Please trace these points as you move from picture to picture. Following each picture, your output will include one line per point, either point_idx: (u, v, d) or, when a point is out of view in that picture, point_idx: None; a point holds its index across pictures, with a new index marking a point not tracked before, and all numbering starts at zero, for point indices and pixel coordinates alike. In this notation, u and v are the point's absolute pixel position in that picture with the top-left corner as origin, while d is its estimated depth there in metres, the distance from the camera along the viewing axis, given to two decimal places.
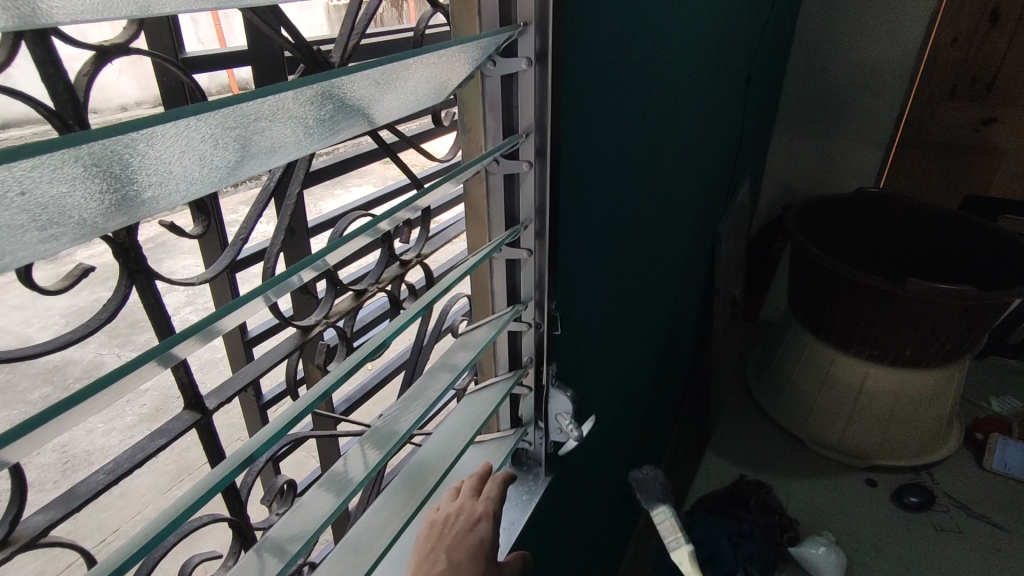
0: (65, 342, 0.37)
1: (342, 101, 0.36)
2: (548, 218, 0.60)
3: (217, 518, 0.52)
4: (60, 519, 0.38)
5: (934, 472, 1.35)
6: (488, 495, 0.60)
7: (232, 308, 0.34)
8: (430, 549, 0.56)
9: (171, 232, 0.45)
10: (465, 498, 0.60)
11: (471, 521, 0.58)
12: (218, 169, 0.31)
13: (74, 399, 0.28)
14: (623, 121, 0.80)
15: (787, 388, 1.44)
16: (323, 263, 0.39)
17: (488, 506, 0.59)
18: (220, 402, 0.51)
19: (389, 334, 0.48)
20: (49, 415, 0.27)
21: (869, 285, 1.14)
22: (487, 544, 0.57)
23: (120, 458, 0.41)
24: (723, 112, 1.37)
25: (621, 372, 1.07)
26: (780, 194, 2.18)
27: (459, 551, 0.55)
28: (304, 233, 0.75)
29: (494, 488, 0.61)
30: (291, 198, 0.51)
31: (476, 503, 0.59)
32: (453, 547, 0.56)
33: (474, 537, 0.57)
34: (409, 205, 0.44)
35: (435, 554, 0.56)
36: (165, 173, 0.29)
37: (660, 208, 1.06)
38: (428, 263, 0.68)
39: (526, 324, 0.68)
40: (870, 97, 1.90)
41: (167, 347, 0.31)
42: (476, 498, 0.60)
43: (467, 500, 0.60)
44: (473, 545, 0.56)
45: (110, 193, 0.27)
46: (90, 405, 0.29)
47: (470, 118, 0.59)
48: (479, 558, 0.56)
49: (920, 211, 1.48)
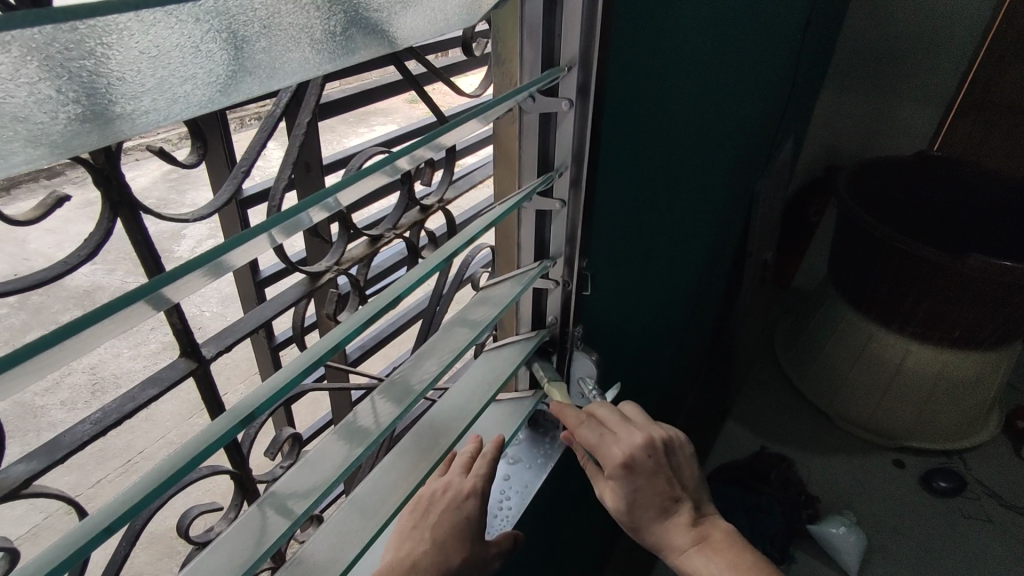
0: (42, 280, 0.32)
1: (355, 9, 0.30)
2: (586, 165, 0.54)
3: (217, 471, 0.49)
4: (41, 471, 0.35)
5: (967, 458, 1.32)
6: (477, 469, 0.57)
7: (237, 243, 0.29)
8: (412, 526, 0.55)
9: (161, 158, 0.39)
10: (455, 473, 0.57)
11: (458, 499, 0.55)
12: (207, 85, 0.26)
13: (45, 342, 0.24)
14: (671, 68, 0.72)
15: (819, 360, 1.39)
16: (336, 202, 0.34)
17: (477, 482, 0.57)
18: (219, 348, 0.46)
19: (406, 288, 0.43)
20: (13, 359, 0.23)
21: (925, 258, 1.06)
22: (473, 522, 0.55)
23: (108, 408, 0.38)
24: (775, 61, 1.25)
25: (648, 334, 1.02)
26: (823, 153, 2.04)
27: (442, 531, 0.54)
28: (319, 170, 0.69)
29: (484, 461, 0.58)
30: (300, 128, 0.45)
31: (464, 479, 0.57)
32: (437, 525, 0.54)
33: (461, 515, 0.55)
34: (430, 140, 0.38)
35: (419, 530, 0.54)
36: (139, 85, 0.24)
37: (700, 164, 0.98)
38: (450, 209, 0.62)
39: (553, 282, 0.63)
40: (935, 50, 1.73)
41: (156, 288, 0.27)
42: (465, 476, 0.57)
43: (455, 475, 0.57)
44: (459, 522, 0.54)
45: (67, 104, 0.22)
46: (72, 348, 0.26)
47: (506, 49, 0.53)
48: (463, 535, 0.54)
49: (983, 178, 1.37)
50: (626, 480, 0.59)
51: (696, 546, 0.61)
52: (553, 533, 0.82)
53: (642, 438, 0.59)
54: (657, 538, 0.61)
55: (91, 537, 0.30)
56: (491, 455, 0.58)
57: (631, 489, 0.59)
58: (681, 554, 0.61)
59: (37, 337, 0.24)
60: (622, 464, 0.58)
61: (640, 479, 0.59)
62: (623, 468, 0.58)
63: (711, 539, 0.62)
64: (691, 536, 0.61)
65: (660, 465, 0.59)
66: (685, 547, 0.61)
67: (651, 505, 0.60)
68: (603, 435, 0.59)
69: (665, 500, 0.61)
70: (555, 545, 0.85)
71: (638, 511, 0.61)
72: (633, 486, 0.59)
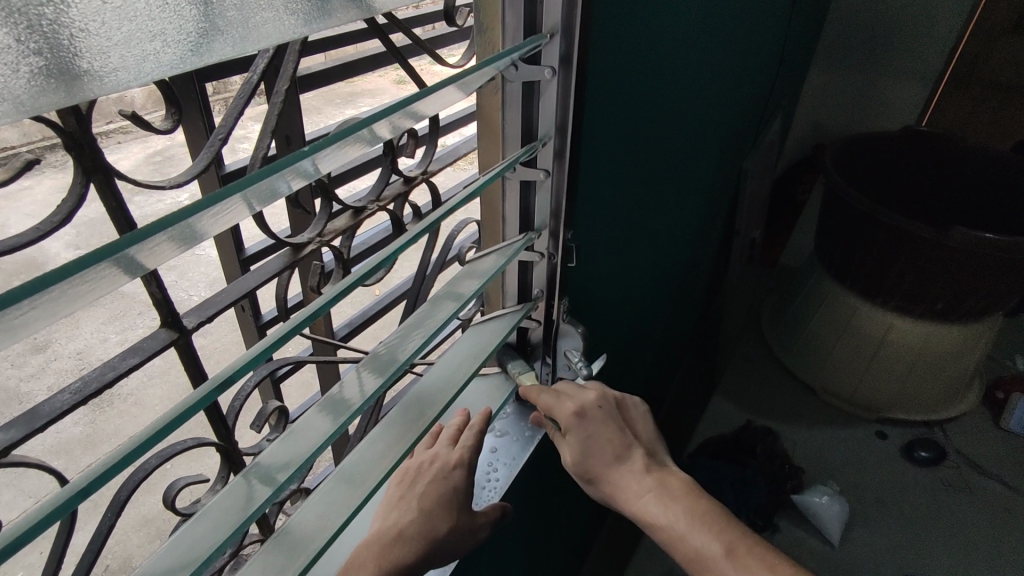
0: (14, 246, 0.32)
1: None
2: (569, 134, 0.54)
3: (202, 443, 0.49)
4: (21, 440, 0.35)
5: (948, 429, 1.34)
6: (464, 441, 0.58)
7: (209, 203, 0.29)
8: (400, 495, 0.56)
9: (135, 124, 0.38)
10: (441, 445, 0.58)
11: (446, 469, 0.56)
12: (176, 42, 0.25)
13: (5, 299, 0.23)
14: (657, 39, 0.71)
15: (804, 336, 1.41)
16: (313, 169, 0.34)
17: (463, 453, 0.57)
18: (202, 320, 0.46)
19: (387, 256, 0.42)
20: None
21: (909, 232, 1.07)
22: (461, 491, 0.56)
23: (88, 377, 0.38)
24: (763, 36, 1.25)
25: (635, 308, 1.03)
26: (810, 132, 2.04)
27: (431, 500, 0.55)
28: (301, 143, 0.68)
29: (469, 433, 0.59)
30: (278, 95, 0.45)
31: (451, 451, 0.57)
32: (425, 494, 0.55)
33: (448, 485, 0.56)
34: (410, 103, 0.38)
35: (407, 500, 0.55)
36: (104, 37, 0.24)
37: (687, 139, 0.98)
38: (434, 181, 0.62)
39: (539, 254, 0.63)
40: (924, 26, 1.72)
41: (126, 245, 0.26)
42: (451, 448, 0.58)
43: (441, 448, 0.58)
44: (446, 491, 0.55)
45: (30, 55, 0.22)
46: (35, 305, 0.25)
47: (488, 18, 0.52)
48: (450, 505, 0.55)
49: (967, 153, 1.38)
50: (579, 429, 0.62)
51: (652, 491, 0.61)
52: (541, 505, 0.83)
53: (591, 393, 0.64)
54: (614, 487, 0.62)
55: (65, 498, 0.29)
56: (478, 427, 0.59)
57: (585, 436, 0.62)
58: (637, 501, 0.60)
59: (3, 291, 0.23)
60: (574, 412, 0.61)
61: (592, 426, 0.62)
62: (575, 416, 0.61)
63: (669, 486, 0.61)
64: (646, 483, 0.61)
65: (610, 414, 0.64)
66: (641, 491, 0.61)
67: (606, 452, 0.62)
68: (556, 392, 0.63)
69: (619, 448, 0.62)
70: (544, 517, 0.86)
71: (595, 464, 0.62)
72: (585, 433, 0.61)
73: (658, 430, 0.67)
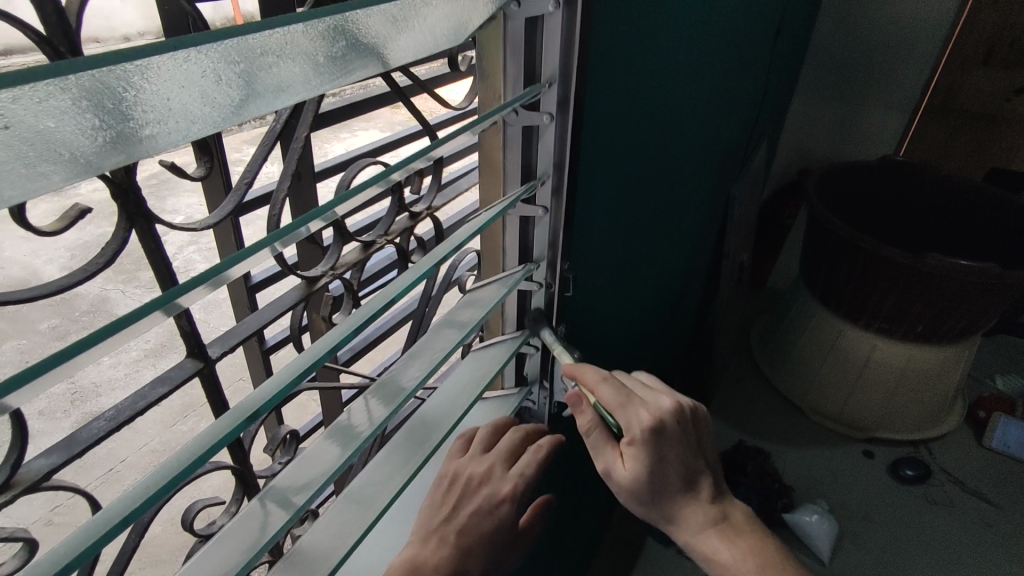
0: (64, 286, 0.35)
1: (354, 37, 0.33)
2: (566, 173, 0.57)
3: (220, 466, 0.51)
4: (61, 465, 0.38)
5: (932, 447, 1.38)
6: (523, 470, 0.59)
7: (239, 259, 0.32)
8: (444, 518, 0.58)
9: (172, 171, 0.42)
10: (500, 468, 0.60)
11: (494, 502, 0.58)
12: (222, 108, 0.29)
13: (61, 357, 0.26)
14: (646, 81, 0.76)
15: (793, 357, 1.45)
16: (332, 214, 0.37)
17: (517, 485, 0.59)
18: (223, 350, 0.49)
19: (398, 292, 0.45)
20: (47, 365, 0.26)
21: (889, 257, 1.11)
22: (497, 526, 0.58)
23: (122, 405, 0.40)
24: (748, 70, 1.30)
25: (627, 332, 1.06)
26: (795, 159, 2.10)
27: (469, 536, 0.57)
28: (310, 178, 0.71)
29: (531, 465, 0.60)
30: (299, 141, 0.48)
31: (505, 481, 0.59)
32: (464, 529, 0.57)
33: (491, 522, 0.58)
34: (422, 155, 0.41)
35: (448, 527, 0.57)
36: (164, 110, 0.27)
37: (675, 172, 1.02)
38: (438, 216, 0.65)
39: (537, 283, 0.66)
40: (901, 59, 1.80)
41: (174, 298, 0.29)
42: (507, 473, 0.59)
43: (497, 477, 0.59)
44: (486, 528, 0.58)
45: (105, 129, 0.25)
46: (81, 361, 0.28)
47: (490, 65, 0.56)
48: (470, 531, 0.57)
49: (942, 181, 1.44)
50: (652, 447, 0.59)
51: (714, 526, 0.63)
52: (538, 528, 0.85)
53: (668, 405, 0.61)
54: (676, 513, 0.62)
55: (102, 534, 0.33)
56: (526, 472, 0.59)
57: (656, 456, 0.59)
58: (698, 533, 0.63)
59: (55, 351, 0.26)
60: (651, 429, 0.58)
61: (665, 446, 0.59)
62: (651, 433, 0.58)
63: (730, 520, 0.64)
64: (710, 515, 0.63)
65: (685, 433, 0.61)
66: (703, 525, 0.63)
67: (675, 478, 0.61)
68: (631, 402, 0.59)
69: (689, 475, 0.62)
70: (541, 537, 0.88)
71: (659, 485, 0.60)
72: (659, 454, 0.59)
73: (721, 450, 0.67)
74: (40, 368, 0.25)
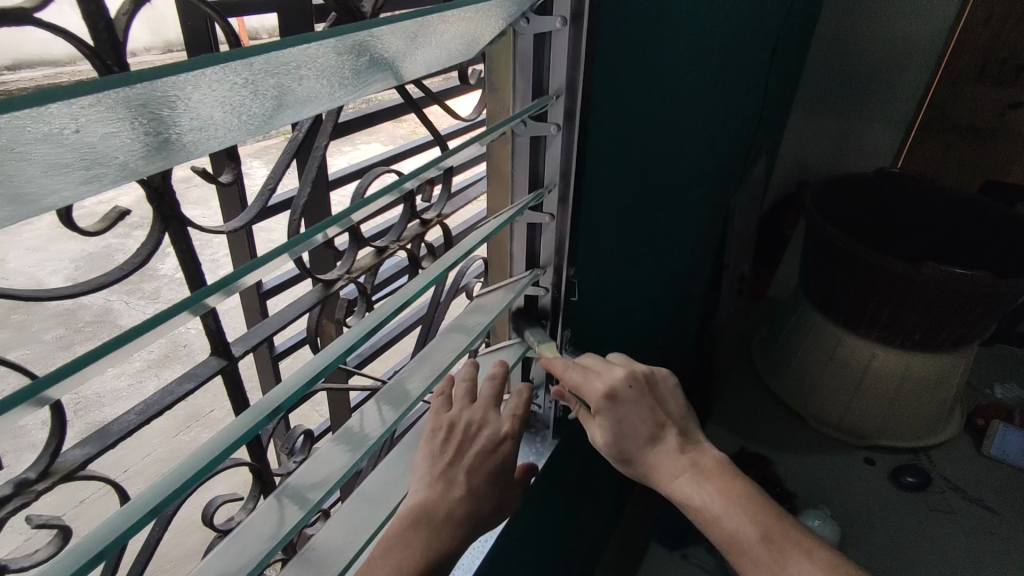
0: (104, 283, 0.37)
1: (377, 55, 0.35)
2: (572, 182, 0.60)
3: (239, 463, 0.53)
4: (94, 455, 0.39)
5: (932, 455, 1.39)
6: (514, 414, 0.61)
7: (258, 262, 0.34)
8: (449, 463, 0.57)
9: (202, 177, 0.44)
10: (488, 410, 0.60)
11: (496, 442, 0.59)
12: (253, 118, 0.32)
13: (102, 350, 0.28)
14: (648, 94, 0.79)
15: (793, 366, 1.46)
16: (348, 221, 0.40)
17: (512, 426, 0.61)
18: (245, 349, 0.51)
19: (411, 296, 0.47)
20: (90, 356, 0.28)
21: (886, 267, 1.13)
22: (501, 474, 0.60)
23: (150, 399, 0.42)
24: (746, 86, 1.34)
25: (630, 339, 1.08)
26: (794, 173, 2.13)
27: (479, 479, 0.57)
28: (324, 186, 0.73)
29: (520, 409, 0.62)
30: (319, 150, 0.50)
31: (502, 422, 0.60)
32: (475, 472, 0.57)
33: (497, 458, 0.59)
34: (434, 164, 0.44)
35: (455, 470, 0.57)
36: (205, 121, 0.29)
37: (677, 183, 1.05)
38: (447, 224, 0.67)
39: (544, 289, 0.69)
40: (896, 76, 1.84)
41: (201, 297, 0.31)
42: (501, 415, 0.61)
43: (491, 418, 0.60)
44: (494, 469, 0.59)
45: (153, 137, 0.27)
46: (113, 355, 0.29)
47: (500, 78, 0.58)
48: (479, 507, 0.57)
49: (938, 193, 1.47)
50: (612, 411, 0.62)
51: (687, 472, 0.63)
52: (542, 531, 0.86)
53: (621, 372, 0.63)
54: (648, 466, 0.63)
55: (127, 527, 0.34)
56: (519, 411, 0.62)
57: (617, 418, 0.63)
58: (672, 482, 0.63)
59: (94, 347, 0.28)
60: (606, 395, 0.62)
61: (624, 409, 0.63)
62: (607, 400, 0.62)
63: (702, 466, 0.64)
64: (682, 463, 0.63)
65: (642, 395, 0.64)
66: (676, 472, 0.63)
67: (639, 434, 0.63)
68: (587, 373, 0.63)
69: (652, 428, 0.64)
70: (545, 540, 0.89)
71: (627, 445, 0.64)
72: (618, 417, 0.62)
73: (688, 404, 0.68)
74: (85, 359, 0.28)
